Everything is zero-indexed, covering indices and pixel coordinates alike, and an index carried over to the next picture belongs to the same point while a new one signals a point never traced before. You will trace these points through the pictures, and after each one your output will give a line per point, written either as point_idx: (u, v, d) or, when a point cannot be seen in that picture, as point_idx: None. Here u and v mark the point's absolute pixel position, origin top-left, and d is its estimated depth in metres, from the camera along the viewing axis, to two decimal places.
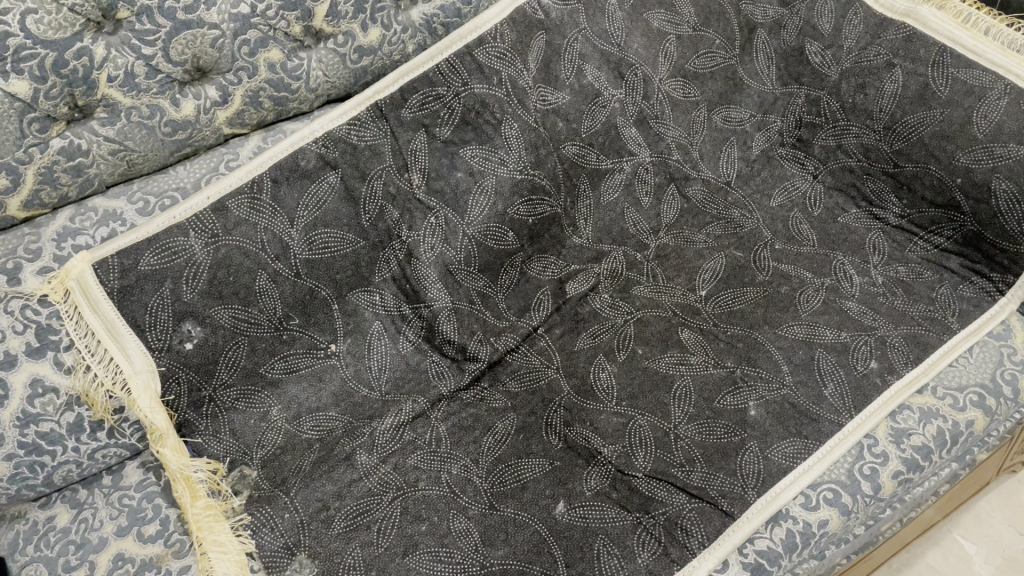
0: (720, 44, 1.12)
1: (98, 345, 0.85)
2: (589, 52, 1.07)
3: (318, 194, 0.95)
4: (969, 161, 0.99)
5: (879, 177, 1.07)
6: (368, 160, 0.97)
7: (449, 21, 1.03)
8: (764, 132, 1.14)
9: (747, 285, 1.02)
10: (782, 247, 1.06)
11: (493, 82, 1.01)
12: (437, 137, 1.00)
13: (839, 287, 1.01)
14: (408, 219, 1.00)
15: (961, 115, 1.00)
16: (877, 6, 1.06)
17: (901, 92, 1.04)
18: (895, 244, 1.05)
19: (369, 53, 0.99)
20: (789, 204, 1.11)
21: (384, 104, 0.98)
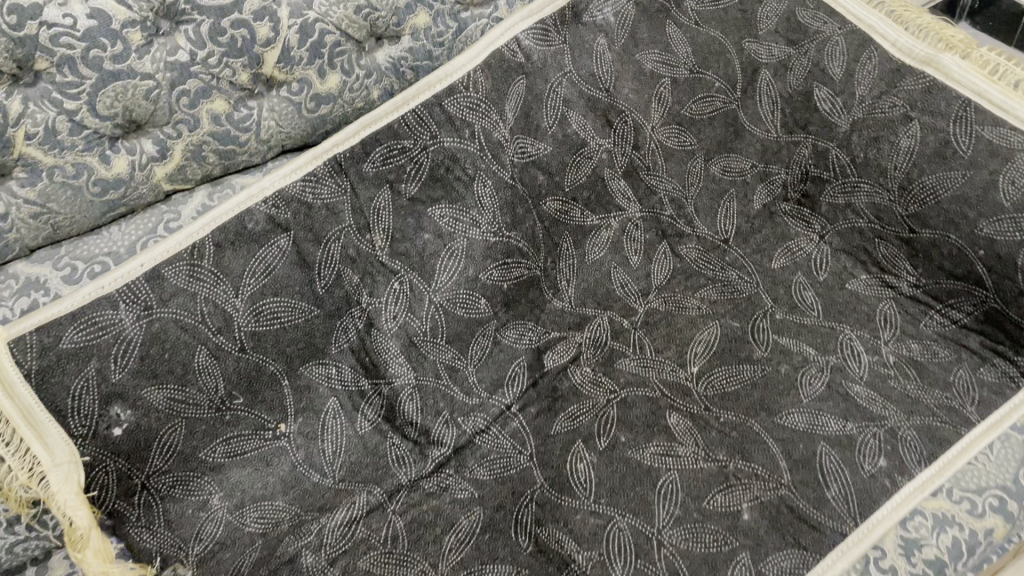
0: (720, 88, 1.02)
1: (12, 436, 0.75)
2: (574, 97, 0.98)
3: (266, 258, 0.86)
4: (993, 232, 0.89)
5: (891, 241, 0.97)
6: (324, 220, 0.88)
7: (419, 64, 0.93)
8: (767, 184, 1.04)
9: (743, 362, 0.92)
10: (783, 317, 0.97)
11: (465, 135, 0.91)
12: (403, 194, 0.90)
13: (845, 366, 0.91)
14: (368, 285, 0.90)
15: (985, 179, 0.90)
16: (894, 51, 0.98)
17: (918, 148, 0.94)
18: (908, 317, 0.94)
19: (328, 101, 0.89)
20: (792, 266, 1.01)
21: (343, 158, 0.88)
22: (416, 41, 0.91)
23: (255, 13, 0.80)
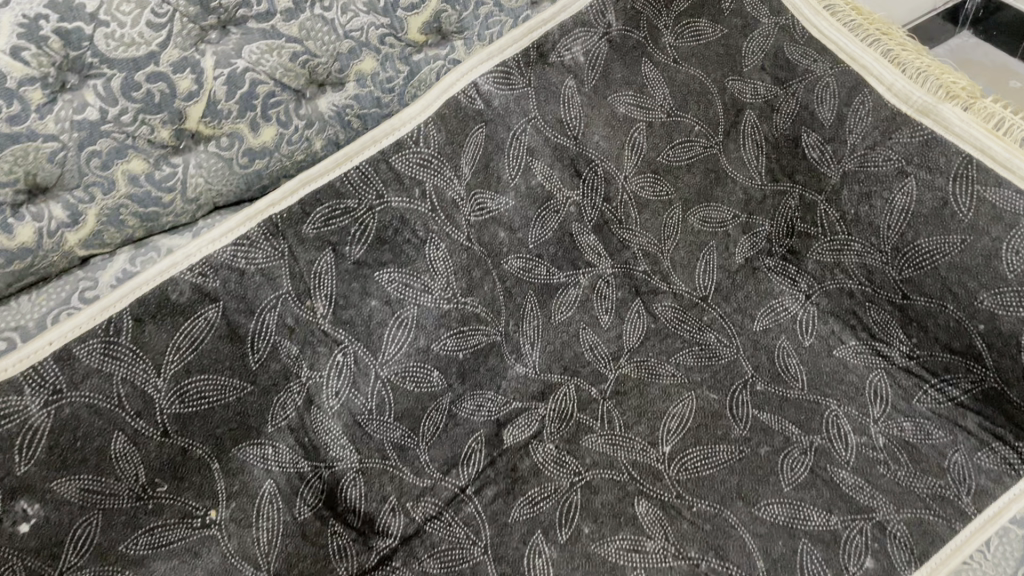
0: (700, 131, 0.95)
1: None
2: (539, 146, 0.90)
3: (192, 332, 0.77)
4: (995, 305, 0.81)
5: (883, 306, 0.89)
6: (258, 287, 0.80)
7: (366, 112, 0.84)
8: (750, 236, 0.96)
9: (719, 442, 0.85)
10: (765, 388, 0.89)
11: (415, 194, 0.84)
12: (347, 257, 0.82)
13: (830, 449, 0.84)
14: (308, 357, 0.82)
15: (987, 246, 0.82)
16: (890, 95, 0.90)
17: (913, 207, 0.86)
18: (900, 391, 0.87)
19: (262, 156, 0.80)
20: (776, 328, 0.93)
21: (279, 220, 0.80)
22: (362, 87, 0.83)
23: (174, 64, 0.72)
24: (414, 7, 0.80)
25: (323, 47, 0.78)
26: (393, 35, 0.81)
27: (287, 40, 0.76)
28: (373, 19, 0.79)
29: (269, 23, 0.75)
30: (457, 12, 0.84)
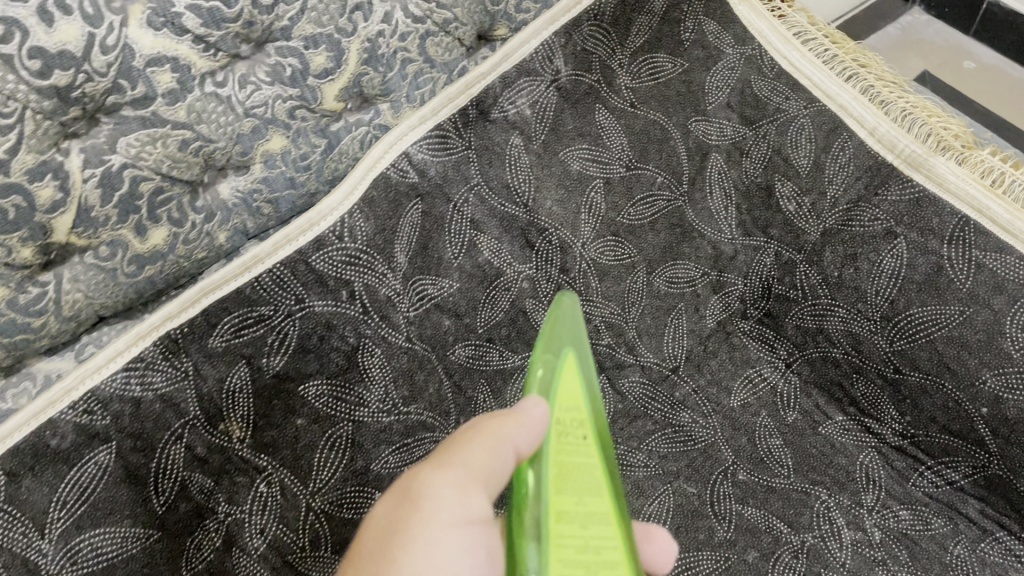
0: (663, 182, 0.84)
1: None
2: (484, 218, 0.79)
3: (81, 481, 0.64)
4: (998, 387, 0.73)
5: (872, 379, 0.81)
6: (159, 418, 0.67)
7: (278, 195, 0.71)
8: (721, 296, 0.87)
9: (702, 548, 0.76)
10: (747, 477, 0.80)
11: (342, 296, 0.73)
12: (265, 372, 0.71)
13: (823, 549, 0.76)
14: (225, 490, 0.70)
15: (988, 319, 0.73)
16: (872, 141, 0.79)
17: (906, 273, 0.77)
18: (894, 474, 0.80)
19: (152, 261, 0.66)
20: (755, 404, 0.84)
21: (178, 336, 0.67)
22: (271, 168, 0.69)
23: (31, 171, 0.57)
24: (327, 74, 0.68)
25: (219, 130, 0.65)
26: (305, 107, 0.68)
27: (173, 126, 0.62)
28: (279, 91, 0.66)
29: (149, 108, 0.61)
30: (381, 73, 0.71)
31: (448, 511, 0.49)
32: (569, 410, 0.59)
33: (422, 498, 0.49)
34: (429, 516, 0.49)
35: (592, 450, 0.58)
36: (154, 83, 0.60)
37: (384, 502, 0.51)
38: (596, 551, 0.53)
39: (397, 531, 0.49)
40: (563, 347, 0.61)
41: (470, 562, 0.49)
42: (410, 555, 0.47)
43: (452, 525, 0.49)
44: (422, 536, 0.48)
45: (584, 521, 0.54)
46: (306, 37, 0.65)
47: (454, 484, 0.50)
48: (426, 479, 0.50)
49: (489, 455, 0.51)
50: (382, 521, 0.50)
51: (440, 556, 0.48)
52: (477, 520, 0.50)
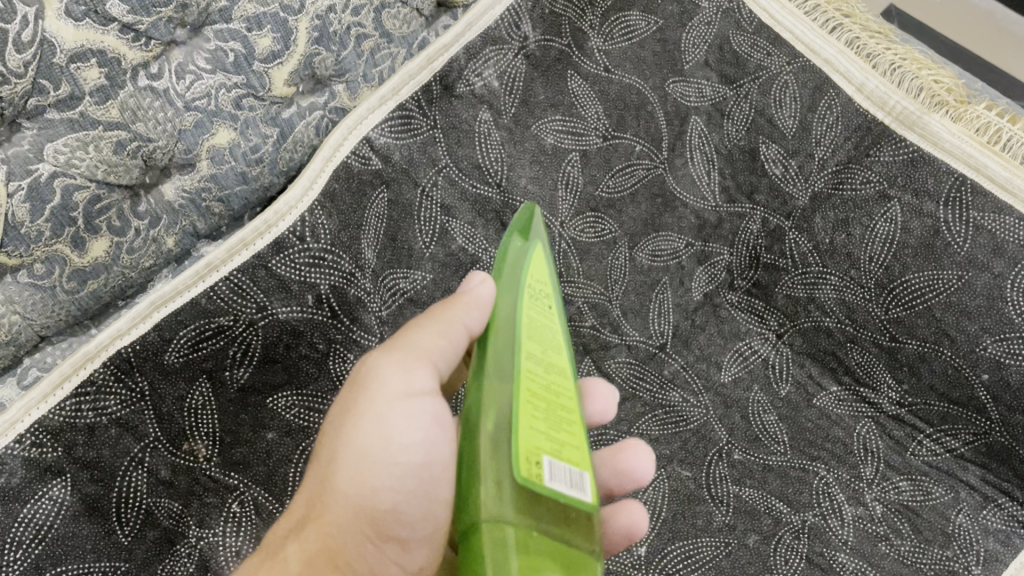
0: (642, 151, 0.80)
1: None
2: (455, 202, 0.74)
3: (36, 519, 0.59)
4: (1000, 352, 0.72)
5: (867, 347, 0.78)
6: (116, 444, 0.61)
7: (229, 192, 0.65)
8: (706, 266, 0.82)
9: (700, 534, 0.73)
10: (743, 456, 0.77)
11: (307, 301, 0.67)
12: (229, 386, 0.65)
13: (824, 527, 0.73)
14: (196, 512, 0.64)
15: (988, 283, 0.71)
16: (860, 98, 0.75)
17: (900, 237, 0.74)
18: (892, 443, 0.77)
19: (95, 275, 0.60)
20: (747, 378, 0.80)
21: (130, 354, 0.61)
22: (219, 164, 0.63)
23: None
24: (275, 57, 0.61)
25: (158, 128, 0.58)
26: (253, 95, 0.62)
27: (106, 127, 0.56)
28: (223, 79, 0.60)
29: (78, 109, 0.54)
30: (335, 52, 0.65)
31: (395, 389, 0.49)
32: (542, 279, 0.54)
33: (365, 378, 0.50)
34: (374, 395, 0.49)
35: (555, 324, 0.54)
36: (80, 81, 0.53)
37: (344, 391, 0.52)
38: (554, 396, 0.51)
39: (347, 410, 0.50)
40: (539, 228, 0.56)
41: (418, 436, 0.49)
42: (357, 432, 0.48)
43: (393, 403, 0.49)
44: (366, 412, 0.49)
45: (547, 381, 0.51)
46: (248, 18, 0.59)
47: (400, 364, 0.50)
48: (374, 359, 0.50)
49: (438, 339, 0.51)
50: (339, 404, 0.51)
51: (387, 432, 0.49)
52: (426, 396, 0.50)
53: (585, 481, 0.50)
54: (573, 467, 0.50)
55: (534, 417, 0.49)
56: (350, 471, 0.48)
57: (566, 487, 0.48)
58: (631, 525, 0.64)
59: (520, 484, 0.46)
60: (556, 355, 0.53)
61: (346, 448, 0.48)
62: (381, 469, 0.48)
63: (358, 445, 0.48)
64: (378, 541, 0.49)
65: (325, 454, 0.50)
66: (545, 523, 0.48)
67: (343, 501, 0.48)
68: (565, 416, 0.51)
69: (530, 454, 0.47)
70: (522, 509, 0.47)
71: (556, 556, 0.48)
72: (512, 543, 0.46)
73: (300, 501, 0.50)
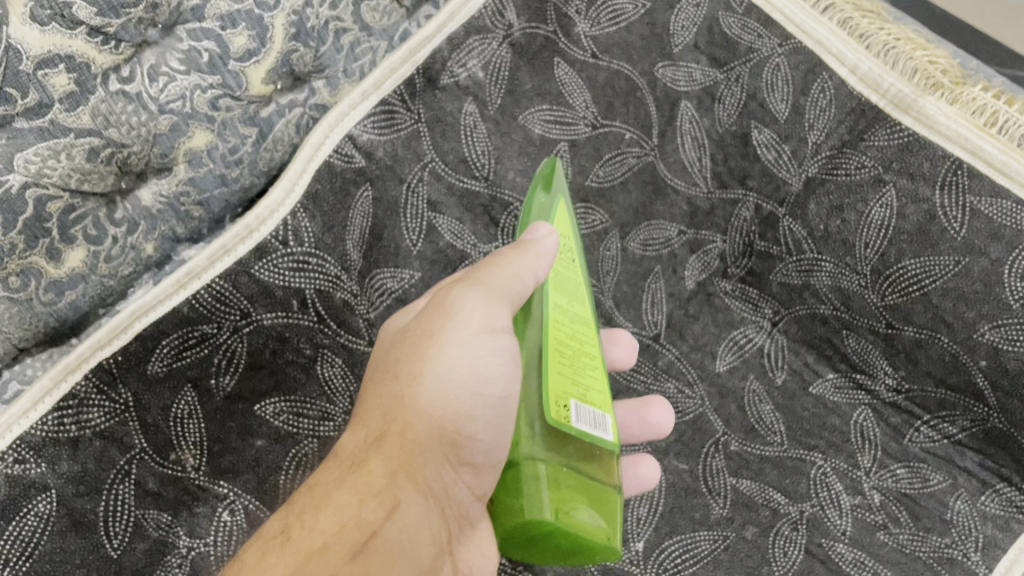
0: (632, 138, 0.78)
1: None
2: (441, 198, 0.72)
3: (21, 537, 0.57)
4: (998, 338, 0.71)
5: (863, 334, 0.78)
6: (101, 457, 0.60)
7: (208, 195, 0.63)
8: (699, 254, 0.82)
9: (698, 528, 0.72)
10: (739, 448, 0.76)
11: (293, 306, 0.66)
12: (215, 394, 0.64)
13: (823, 518, 0.73)
14: (185, 522, 0.62)
15: (986, 268, 0.70)
16: (854, 80, 0.73)
17: (895, 223, 0.73)
18: (889, 430, 0.77)
19: (72, 285, 0.58)
20: (742, 367, 0.80)
21: (112, 365, 0.60)
22: (197, 168, 0.61)
23: None
24: (251, 55, 0.59)
25: (132, 132, 0.56)
26: (229, 95, 0.60)
27: (78, 134, 0.54)
28: (197, 80, 0.58)
29: (47, 117, 0.52)
30: (313, 48, 0.63)
31: (479, 323, 0.52)
32: (565, 238, 0.62)
33: (452, 306, 0.53)
34: (459, 326, 0.52)
35: (577, 275, 0.61)
36: (49, 87, 0.51)
37: (421, 318, 0.54)
38: (578, 343, 0.58)
39: (431, 336, 0.52)
40: (560, 184, 0.64)
41: (500, 366, 0.52)
42: (443, 358, 0.51)
43: (477, 334, 0.52)
44: (452, 337, 0.52)
45: (572, 328, 0.58)
46: (222, 16, 0.57)
47: (485, 300, 0.52)
48: (459, 291, 0.53)
49: (516, 281, 0.53)
50: (419, 330, 0.53)
51: (470, 362, 0.51)
52: (507, 333, 0.53)
53: (605, 424, 0.57)
54: (596, 412, 0.56)
55: (562, 362, 0.56)
56: (434, 393, 0.51)
57: (591, 427, 0.55)
58: (644, 473, 0.69)
59: (550, 423, 0.53)
60: (579, 304, 0.60)
61: (432, 373, 0.51)
62: (465, 391, 0.51)
63: (443, 371, 0.51)
64: (454, 462, 0.52)
65: (407, 375, 0.52)
66: (574, 459, 0.54)
67: (424, 421, 0.51)
68: (589, 365, 0.58)
69: (558, 399, 0.53)
70: (553, 446, 0.53)
71: (585, 492, 0.53)
72: (546, 477, 0.52)
73: (373, 416, 0.52)
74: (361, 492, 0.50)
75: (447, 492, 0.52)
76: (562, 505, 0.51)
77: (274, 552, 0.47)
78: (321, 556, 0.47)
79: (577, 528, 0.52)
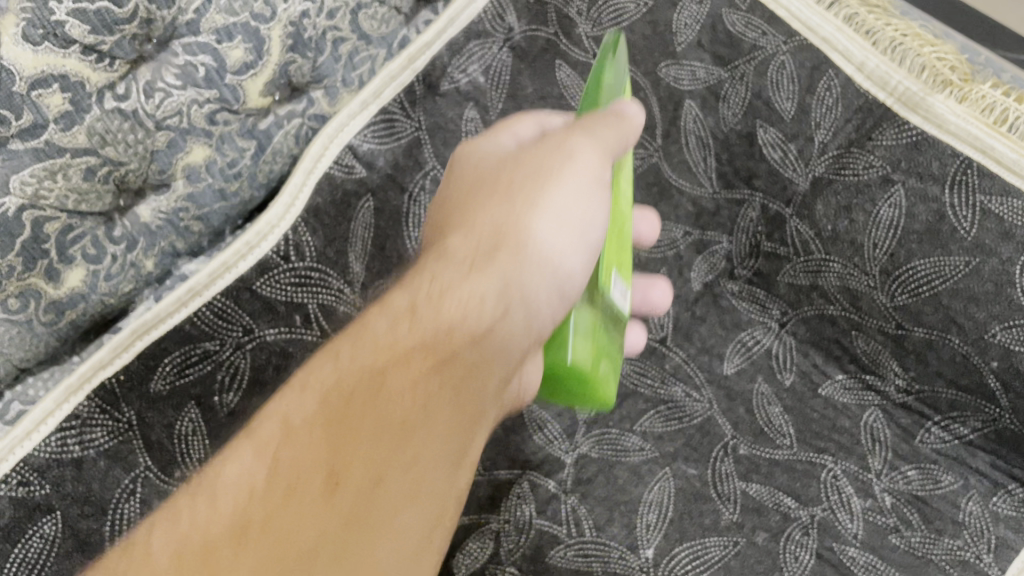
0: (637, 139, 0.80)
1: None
2: None
3: (27, 559, 0.57)
4: (1009, 340, 0.69)
5: (873, 335, 0.77)
6: (106, 476, 0.59)
7: (207, 211, 0.62)
8: (705, 255, 0.82)
9: (708, 533, 0.72)
10: (749, 451, 0.75)
11: (295, 321, 0.65)
12: (218, 411, 0.63)
13: (833, 521, 0.72)
14: None
15: (998, 268, 0.68)
16: (860, 78, 0.72)
17: (905, 222, 0.72)
18: (900, 431, 0.76)
19: (72, 305, 0.57)
20: (750, 369, 0.79)
21: (115, 385, 0.60)
22: (196, 183, 0.61)
23: None
24: (248, 68, 0.58)
25: (129, 150, 0.55)
26: (227, 109, 0.59)
27: (74, 153, 0.52)
28: (194, 95, 0.57)
29: (42, 138, 0.50)
30: (311, 59, 0.63)
31: (593, 170, 0.54)
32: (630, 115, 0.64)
33: (570, 145, 0.54)
34: (580, 164, 0.53)
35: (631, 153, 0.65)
36: (43, 108, 0.50)
37: (532, 151, 0.55)
38: (623, 217, 0.63)
39: (549, 168, 0.53)
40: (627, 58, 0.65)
41: (601, 211, 0.54)
42: (563, 188, 0.52)
43: (593, 176, 0.54)
44: (567, 176, 0.53)
45: (624, 203, 0.63)
46: (218, 29, 0.56)
47: (602, 154, 0.54)
48: (578, 137, 0.54)
49: (616, 145, 0.56)
50: (533, 164, 0.54)
51: (581, 208, 0.53)
52: (608, 186, 0.55)
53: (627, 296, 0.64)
54: (626, 285, 0.64)
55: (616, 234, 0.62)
56: (548, 220, 0.52)
57: (623, 296, 0.62)
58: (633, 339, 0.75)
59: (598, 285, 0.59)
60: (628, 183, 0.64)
61: (548, 202, 0.52)
62: (573, 226, 0.53)
63: (560, 201, 0.52)
64: (552, 291, 0.53)
65: (523, 200, 0.52)
66: (606, 322, 0.61)
67: (540, 242, 0.52)
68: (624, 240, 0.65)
69: (610, 267, 0.60)
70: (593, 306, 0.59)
71: (608, 355, 0.61)
72: (586, 333, 0.58)
73: (483, 230, 0.52)
74: (483, 285, 0.50)
75: (539, 320, 0.53)
76: (592, 362, 0.59)
77: (403, 326, 0.48)
78: (447, 336, 0.48)
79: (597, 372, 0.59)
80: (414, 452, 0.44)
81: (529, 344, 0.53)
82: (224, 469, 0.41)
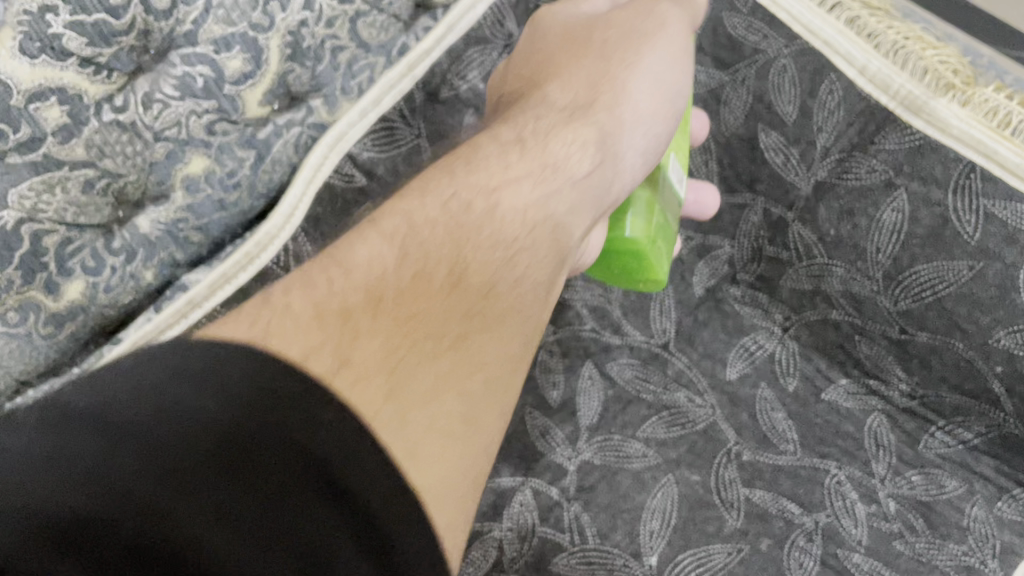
0: None
1: (149, 483, 0.31)
2: None
3: None
4: (1013, 344, 0.68)
5: (876, 340, 0.76)
6: None
7: (207, 221, 0.61)
8: (707, 260, 0.83)
9: (712, 540, 0.72)
10: (752, 458, 0.75)
11: None
12: None
13: (837, 527, 0.72)
14: None
15: (1001, 273, 0.67)
16: (863, 82, 0.71)
17: (908, 227, 0.71)
18: (904, 436, 0.75)
19: (71, 317, 0.56)
20: (753, 374, 0.79)
21: None
22: (196, 194, 0.60)
23: None
24: (247, 78, 0.58)
25: (128, 162, 0.55)
26: (225, 119, 0.59)
27: (73, 166, 0.52)
28: (192, 105, 0.57)
29: (40, 151, 0.51)
30: (310, 68, 0.62)
31: (676, 36, 0.63)
32: None
33: (662, 25, 0.62)
34: (666, 31, 0.62)
35: None
36: (40, 121, 0.50)
37: (623, 18, 0.64)
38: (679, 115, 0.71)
39: (637, 33, 0.63)
40: None
41: (683, 79, 0.63)
42: (649, 51, 0.62)
43: (672, 51, 0.62)
44: (659, 43, 0.62)
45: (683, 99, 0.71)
46: (216, 39, 0.56)
47: (682, 26, 0.63)
48: (665, 6, 0.63)
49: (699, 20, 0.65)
50: (623, 25, 0.63)
51: (660, 71, 0.62)
52: (686, 58, 0.63)
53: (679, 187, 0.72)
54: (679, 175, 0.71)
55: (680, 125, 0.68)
56: (638, 79, 0.61)
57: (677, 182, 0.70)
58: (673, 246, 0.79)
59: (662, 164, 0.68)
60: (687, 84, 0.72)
61: (637, 63, 0.62)
62: (662, 92, 0.62)
63: (647, 67, 0.61)
64: (638, 148, 0.61)
65: (616, 60, 0.62)
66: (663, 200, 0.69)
67: (631, 100, 0.61)
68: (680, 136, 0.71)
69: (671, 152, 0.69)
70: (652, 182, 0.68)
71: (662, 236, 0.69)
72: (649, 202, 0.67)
73: (577, 86, 0.63)
74: (578, 130, 0.60)
75: (630, 170, 0.62)
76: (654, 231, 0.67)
77: (511, 156, 0.58)
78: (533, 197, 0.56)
79: (656, 256, 0.69)
80: (512, 267, 0.53)
81: (618, 199, 0.62)
82: (357, 249, 0.48)
